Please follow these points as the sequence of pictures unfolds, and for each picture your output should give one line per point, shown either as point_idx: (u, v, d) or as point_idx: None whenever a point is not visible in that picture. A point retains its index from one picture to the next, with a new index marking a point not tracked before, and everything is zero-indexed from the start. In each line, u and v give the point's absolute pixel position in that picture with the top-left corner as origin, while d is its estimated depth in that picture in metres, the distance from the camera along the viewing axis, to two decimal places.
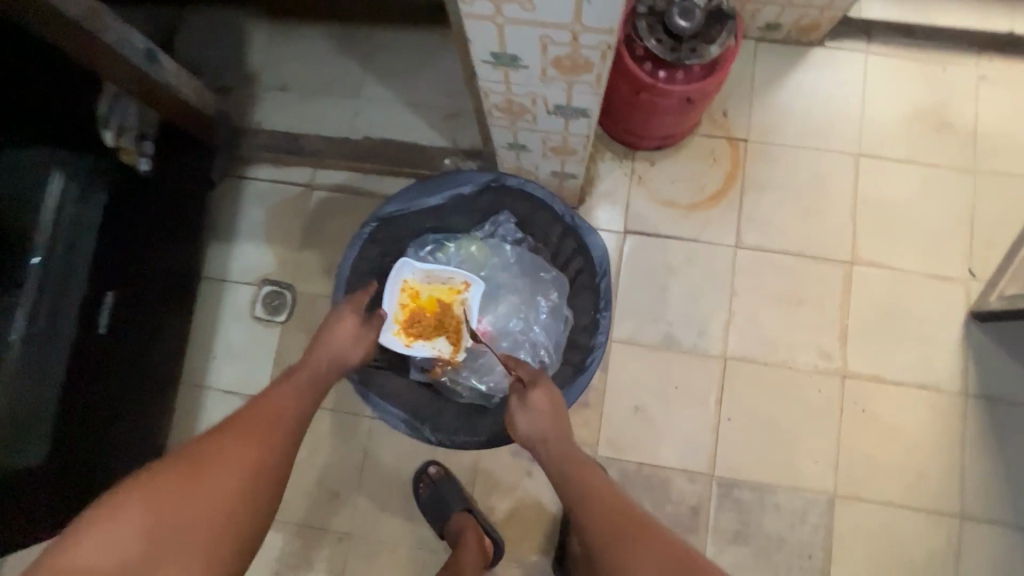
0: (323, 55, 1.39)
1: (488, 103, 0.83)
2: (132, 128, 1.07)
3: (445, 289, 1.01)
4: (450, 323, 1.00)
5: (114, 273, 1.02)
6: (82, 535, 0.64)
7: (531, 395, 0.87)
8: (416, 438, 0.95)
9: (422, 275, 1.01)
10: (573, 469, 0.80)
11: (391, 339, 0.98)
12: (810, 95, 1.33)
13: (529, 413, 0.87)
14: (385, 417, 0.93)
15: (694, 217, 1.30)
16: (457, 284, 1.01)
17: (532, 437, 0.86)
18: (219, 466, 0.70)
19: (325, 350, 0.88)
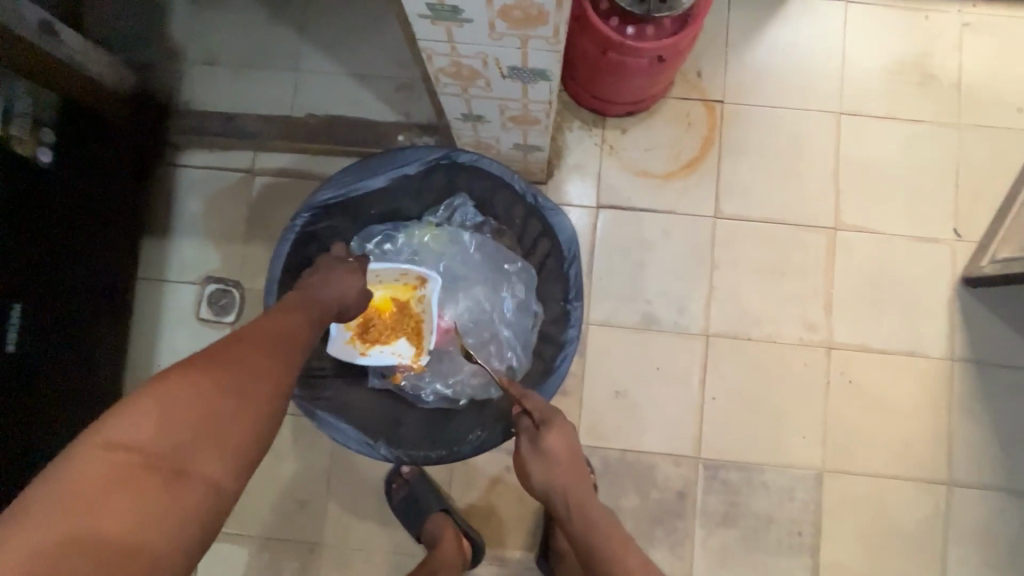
0: (255, 22, 1.24)
1: (433, 67, 0.72)
2: (23, 116, 0.95)
3: (400, 287, 0.95)
4: (409, 323, 0.94)
5: (20, 283, 0.92)
6: (108, 429, 0.49)
7: (548, 442, 0.78)
8: (369, 455, 0.84)
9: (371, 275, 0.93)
10: (596, 527, 0.78)
11: (346, 350, 0.91)
12: (788, 50, 1.24)
13: (545, 462, 0.79)
14: (333, 433, 0.83)
15: (670, 187, 1.21)
16: (412, 279, 0.95)
17: (547, 483, 0.80)
18: (239, 365, 0.59)
19: (332, 288, 0.80)
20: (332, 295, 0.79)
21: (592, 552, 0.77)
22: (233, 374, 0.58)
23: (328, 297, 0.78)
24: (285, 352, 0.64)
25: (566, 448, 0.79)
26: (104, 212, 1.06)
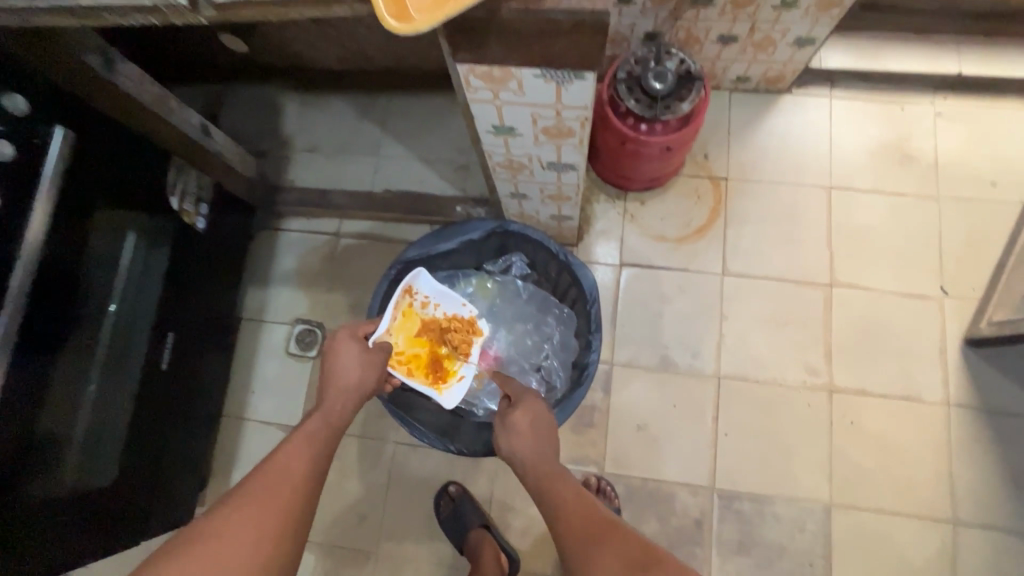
0: (347, 120, 1.59)
1: (492, 162, 0.98)
2: (192, 194, 1.21)
3: (407, 316, 1.09)
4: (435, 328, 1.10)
5: (173, 316, 1.17)
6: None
7: (512, 416, 0.87)
8: (438, 448, 1.01)
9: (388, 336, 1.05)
10: (548, 481, 0.78)
11: (448, 391, 1.07)
12: (783, 137, 1.47)
13: (509, 434, 0.86)
14: (411, 429, 1.00)
15: (683, 249, 1.43)
16: (408, 299, 1.08)
17: (512, 454, 0.85)
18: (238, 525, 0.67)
19: (331, 380, 0.87)
20: (331, 391, 0.86)
21: (545, 501, 0.76)
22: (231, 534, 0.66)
23: (328, 399, 0.85)
24: (273, 492, 0.70)
25: (529, 423, 0.87)
26: (222, 263, 1.34)
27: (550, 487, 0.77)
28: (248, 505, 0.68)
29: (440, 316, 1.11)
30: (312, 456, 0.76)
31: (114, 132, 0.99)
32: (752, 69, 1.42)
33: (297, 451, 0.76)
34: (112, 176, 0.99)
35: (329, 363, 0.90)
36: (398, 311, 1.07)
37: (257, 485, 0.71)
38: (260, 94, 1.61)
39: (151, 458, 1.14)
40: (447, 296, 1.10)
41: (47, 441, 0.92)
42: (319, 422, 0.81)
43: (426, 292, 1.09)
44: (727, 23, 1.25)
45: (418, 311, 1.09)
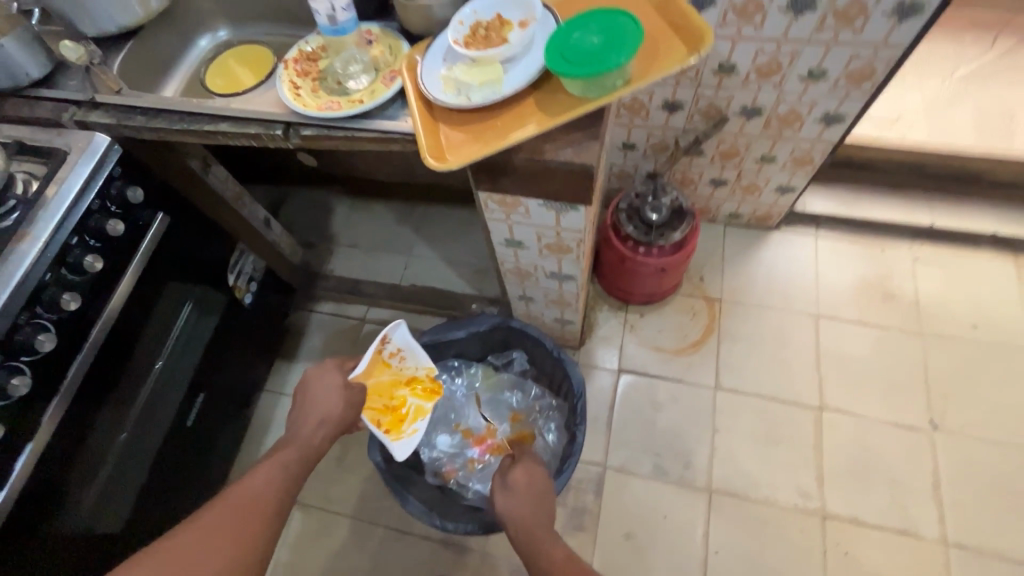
0: (387, 223, 1.82)
1: (503, 268, 1.14)
2: (246, 274, 1.40)
3: (375, 362, 1.07)
4: (401, 379, 1.10)
5: (206, 379, 1.30)
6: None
7: (511, 475, 0.94)
8: (427, 522, 1.03)
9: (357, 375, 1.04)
10: (539, 534, 0.84)
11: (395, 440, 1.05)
12: (772, 266, 1.62)
13: (508, 489, 0.93)
14: (405, 500, 1.03)
15: (678, 361, 1.52)
16: (380, 348, 1.05)
17: (506, 511, 0.90)
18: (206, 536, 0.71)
19: (313, 405, 0.97)
20: (311, 421, 0.95)
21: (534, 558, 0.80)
22: (206, 542, 0.71)
23: (308, 429, 0.93)
24: (243, 509, 0.76)
25: (526, 481, 0.94)
26: (261, 335, 1.49)
27: (544, 540, 0.83)
28: (222, 525, 0.72)
29: (404, 371, 1.10)
30: (285, 481, 0.83)
31: (199, 219, 1.21)
32: (742, 208, 1.61)
33: (270, 476, 0.83)
34: (190, 257, 1.19)
35: (314, 396, 0.98)
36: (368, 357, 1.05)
37: (232, 504, 0.76)
38: (316, 197, 1.88)
39: (153, 514, 1.20)
40: (419, 351, 1.08)
41: (75, 485, 1.00)
42: (296, 453, 0.88)
43: (399, 342, 1.06)
44: (717, 169, 1.46)
45: (388, 360, 1.08)
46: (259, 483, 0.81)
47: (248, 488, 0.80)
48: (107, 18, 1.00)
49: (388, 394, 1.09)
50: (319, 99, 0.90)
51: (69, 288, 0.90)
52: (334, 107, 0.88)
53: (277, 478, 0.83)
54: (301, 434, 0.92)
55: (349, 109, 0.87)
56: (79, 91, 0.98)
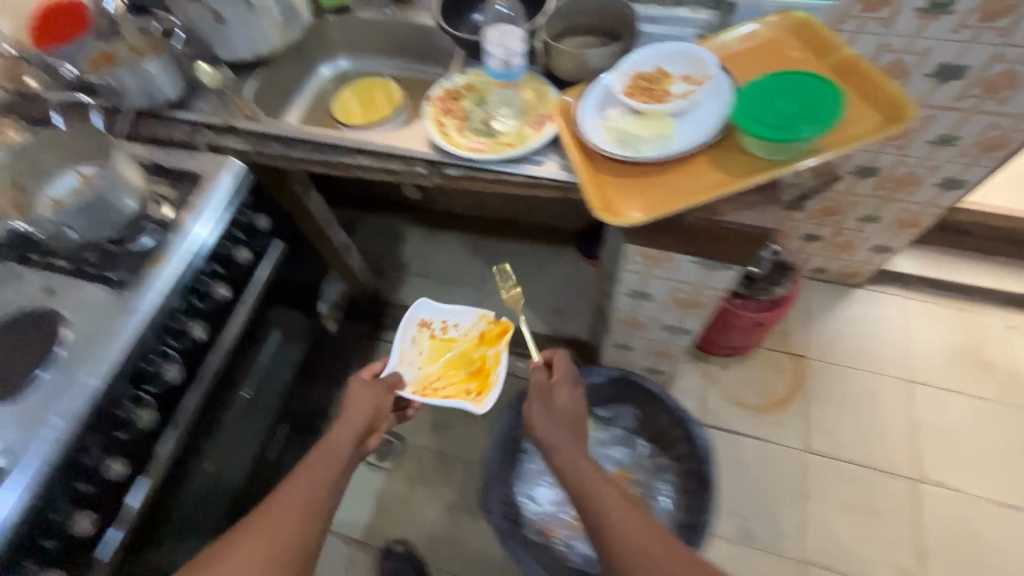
0: (459, 254, 1.80)
1: (615, 317, 1.10)
2: (332, 301, 1.38)
3: (434, 344, 1.07)
4: (469, 345, 1.06)
5: (289, 410, 1.25)
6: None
7: (555, 401, 0.86)
8: None
9: (409, 364, 1.05)
10: (597, 492, 0.73)
11: (483, 399, 0.98)
12: (858, 325, 1.58)
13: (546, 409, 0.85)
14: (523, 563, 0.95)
15: (764, 418, 1.47)
16: (426, 330, 1.09)
17: (545, 439, 0.81)
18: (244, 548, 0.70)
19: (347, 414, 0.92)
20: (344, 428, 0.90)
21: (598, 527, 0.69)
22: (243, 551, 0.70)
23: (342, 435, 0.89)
24: (276, 517, 0.74)
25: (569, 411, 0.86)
26: (336, 364, 1.46)
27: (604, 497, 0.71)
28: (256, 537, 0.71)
29: (468, 334, 1.07)
30: (318, 488, 0.79)
31: (303, 245, 1.17)
32: (831, 264, 1.57)
33: (304, 481, 0.79)
34: (292, 283, 1.15)
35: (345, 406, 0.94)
36: (421, 347, 1.07)
37: (266, 516, 0.74)
38: (387, 224, 1.87)
39: None
40: (458, 312, 1.08)
41: (170, 524, 0.93)
42: (337, 456, 0.86)
43: (438, 315, 1.09)
44: (814, 224, 1.44)
45: (444, 336, 1.08)
46: (294, 490, 0.78)
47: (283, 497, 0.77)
48: (246, 47, 1.01)
49: (468, 360, 1.05)
50: (464, 139, 0.88)
51: (196, 316, 0.87)
52: (481, 148, 0.86)
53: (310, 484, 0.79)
54: (337, 441, 0.88)
55: (498, 151, 0.85)
56: (214, 115, 0.98)
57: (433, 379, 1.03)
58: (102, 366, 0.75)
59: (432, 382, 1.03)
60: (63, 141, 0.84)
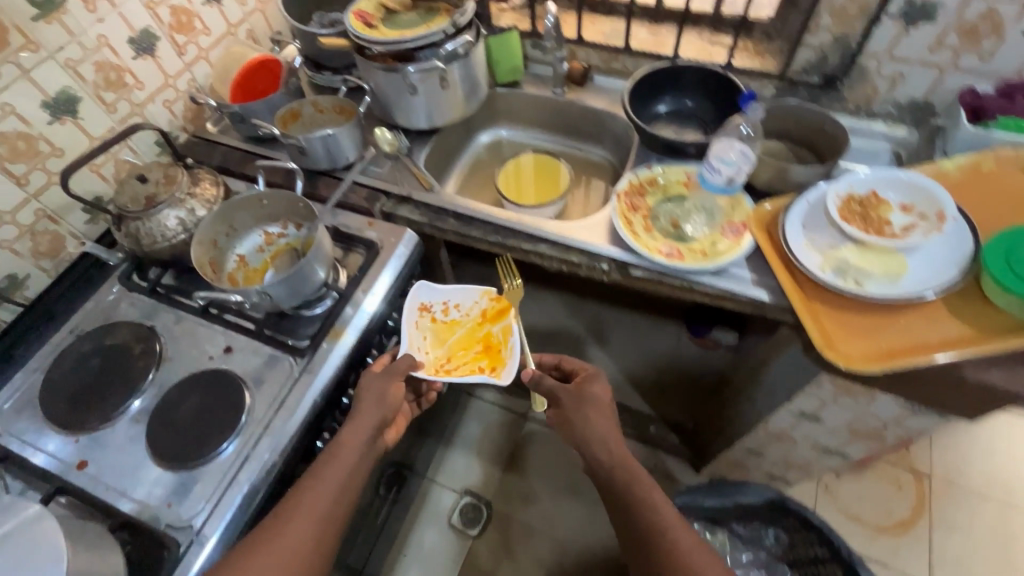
0: None
1: (763, 428, 1.04)
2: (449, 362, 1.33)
3: (439, 329, 0.90)
4: (473, 325, 0.92)
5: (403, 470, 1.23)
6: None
7: (589, 388, 0.83)
8: None
9: (414, 352, 0.87)
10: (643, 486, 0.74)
11: (504, 373, 0.86)
12: (989, 449, 1.46)
13: (585, 406, 0.81)
14: None
15: (883, 540, 1.36)
16: (428, 315, 0.91)
17: (586, 437, 0.79)
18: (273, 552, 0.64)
19: (368, 404, 0.77)
20: (367, 420, 0.76)
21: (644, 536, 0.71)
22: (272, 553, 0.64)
23: (365, 427, 0.75)
24: (308, 513, 0.67)
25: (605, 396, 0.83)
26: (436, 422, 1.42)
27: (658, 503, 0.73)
28: (286, 540, 0.65)
29: (471, 314, 0.93)
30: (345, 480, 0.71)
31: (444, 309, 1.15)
32: None
33: (335, 476, 0.71)
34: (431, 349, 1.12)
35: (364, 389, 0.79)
36: (426, 332, 0.90)
37: (294, 511, 0.67)
38: (486, 275, 1.85)
39: None
40: (456, 290, 0.93)
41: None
42: (348, 463, 0.72)
43: (439, 296, 0.93)
44: None
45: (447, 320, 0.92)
46: (323, 481, 0.70)
47: (312, 495, 0.69)
48: (423, 115, 1.00)
49: (477, 338, 0.90)
50: (654, 241, 0.85)
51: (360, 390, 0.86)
52: (674, 255, 0.83)
53: (342, 482, 0.71)
54: (346, 446, 0.73)
55: (694, 261, 0.82)
56: (391, 184, 0.98)
57: (445, 362, 0.87)
58: (276, 441, 0.74)
59: (445, 366, 0.87)
60: (262, 200, 0.85)
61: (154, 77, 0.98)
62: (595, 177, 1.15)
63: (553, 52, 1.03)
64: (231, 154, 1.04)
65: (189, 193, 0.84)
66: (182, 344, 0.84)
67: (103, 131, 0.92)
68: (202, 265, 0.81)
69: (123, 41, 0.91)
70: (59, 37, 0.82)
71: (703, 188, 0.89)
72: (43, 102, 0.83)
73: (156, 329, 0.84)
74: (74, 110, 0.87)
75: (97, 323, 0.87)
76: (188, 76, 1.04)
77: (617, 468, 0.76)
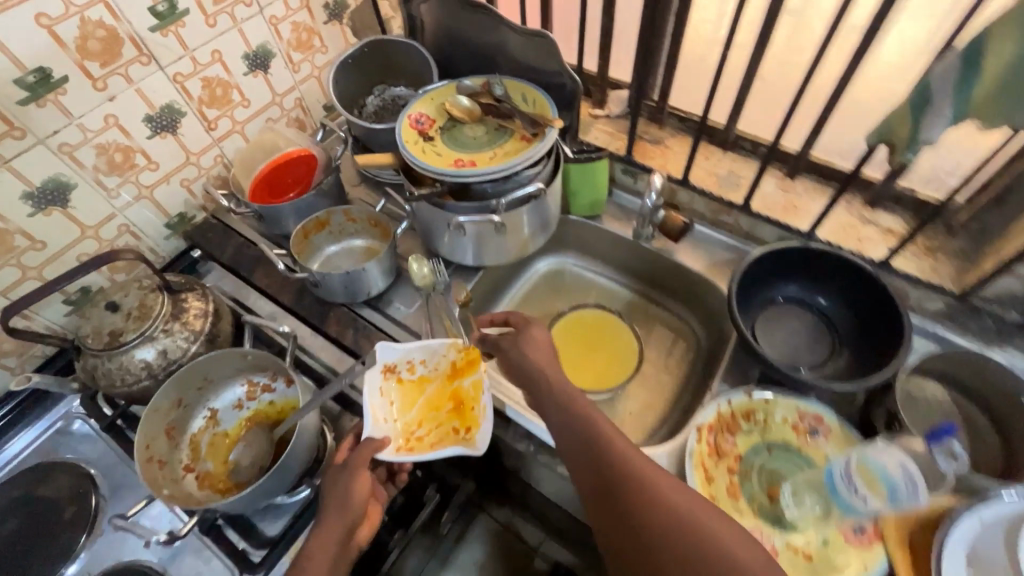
0: None
1: None
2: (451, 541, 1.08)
3: (407, 391, 0.74)
4: (443, 385, 0.75)
5: None
6: None
7: (530, 329, 0.70)
8: None
9: (379, 424, 0.71)
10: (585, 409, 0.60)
11: (482, 438, 0.68)
12: None
13: (522, 344, 0.68)
14: None
15: None
16: (393, 376, 0.74)
17: (528, 373, 0.66)
18: None
19: (337, 507, 0.61)
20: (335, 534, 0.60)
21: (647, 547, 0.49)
22: None
23: (333, 537, 0.59)
24: None
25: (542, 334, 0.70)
26: None
27: (651, 486, 0.51)
28: None
29: (439, 369, 0.75)
30: None
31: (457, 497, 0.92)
32: None
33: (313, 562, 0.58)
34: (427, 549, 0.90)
35: (332, 481, 0.63)
36: (392, 396, 0.74)
37: None
38: None
39: None
40: (420, 342, 0.75)
41: None
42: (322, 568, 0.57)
43: (405, 354, 0.75)
44: None
45: (415, 379, 0.75)
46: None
47: None
48: (470, 252, 0.80)
49: (450, 400, 0.74)
50: (739, 516, 0.62)
51: None
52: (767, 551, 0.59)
53: None
54: (312, 560, 0.58)
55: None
56: (418, 336, 0.81)
57: (415, 430, 0.72)
58: None
59: (415, 435, 0.71)
60: (246, 353, 0.68)
61: (173, 156, 0.84)
62: (657, 326, 0.91)
63: (638, 229, 0.86)
64: (245, 248, 0.88)
65: (163, 331, 0.68)
66: (121, 510, 0.68)
67: (100, 219, 0.79)
68: (156, 436, 0.64)
69: (137, 121, 0.77)
70: (55, 120, 0.69)
71: (818, 450, 0.65)
72: (26, 193, 0.70)
73: (97, 484, 0.69)
74: (64, 199, 0.74)
75: (42, 457, 0.73)
76: (216, 152, 0.90)
77: (557, 398, 0.62)
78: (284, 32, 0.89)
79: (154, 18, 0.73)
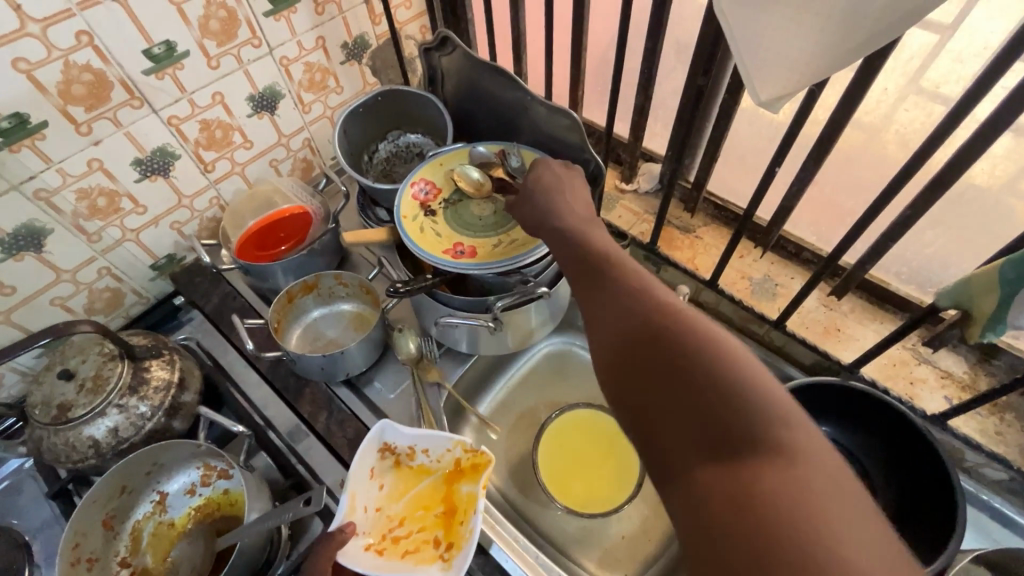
0: None
1: None
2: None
3: (403, 481, 0.68)
4: (441, 485, 0.68)
5: None
6: None
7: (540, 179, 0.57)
8: None
9: (358, 509, 0.64)
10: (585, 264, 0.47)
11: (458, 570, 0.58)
12: None
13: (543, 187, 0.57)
14: None
15: None
16: (391, 457, 0.67)
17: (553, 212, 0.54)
18: None
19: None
20: None
21: (677, 390, 0.36)
22: None
23: None
24: None
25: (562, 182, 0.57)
26: None
27: (674, 324, 0.38)
28: None
29: (442, 464, 0.67)
30: None
31: None
32: None
33: None
34: None
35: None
36: (384, 479, 0.67)
37: None
38: None
39: None
40: (430, 432, 0.66)
41: None
42: None
43: (408, 441, 0.66)
44: None
45: (415, 469, 0.68)
46: None
47: None
48: (462, 340, 0.72)
49: (443, 509, 0.66)
50: None
51: None
52: None
53: None
54: None
55: None
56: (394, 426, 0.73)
57: (395, 527, 0.66)
58: None
59: (392, 534, 0.65)
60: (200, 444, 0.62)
61: (164, 199, 0.79)
62: None
63: None
64: (230, 299, 0.83)
65: (116, 404, 0.62)
66: None
67: (78, 262, 0.74)
68: (91, 529, 0.59)
69: (125, 164, 0.72)
70: (30, 166, 0.64)
71: None
72: None
73: (33, 556, 0.65)
74: (39, 244, 0.69)
75: None
76: (212, 195, 0.84)
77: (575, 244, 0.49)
78: (296, 73, 0.83)
79: (149, 61, 0.67)
